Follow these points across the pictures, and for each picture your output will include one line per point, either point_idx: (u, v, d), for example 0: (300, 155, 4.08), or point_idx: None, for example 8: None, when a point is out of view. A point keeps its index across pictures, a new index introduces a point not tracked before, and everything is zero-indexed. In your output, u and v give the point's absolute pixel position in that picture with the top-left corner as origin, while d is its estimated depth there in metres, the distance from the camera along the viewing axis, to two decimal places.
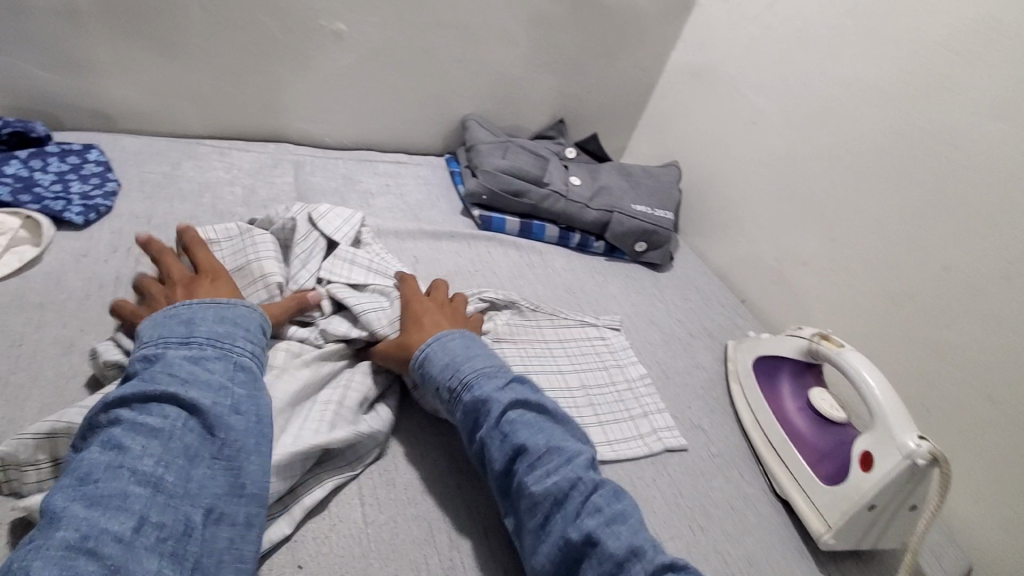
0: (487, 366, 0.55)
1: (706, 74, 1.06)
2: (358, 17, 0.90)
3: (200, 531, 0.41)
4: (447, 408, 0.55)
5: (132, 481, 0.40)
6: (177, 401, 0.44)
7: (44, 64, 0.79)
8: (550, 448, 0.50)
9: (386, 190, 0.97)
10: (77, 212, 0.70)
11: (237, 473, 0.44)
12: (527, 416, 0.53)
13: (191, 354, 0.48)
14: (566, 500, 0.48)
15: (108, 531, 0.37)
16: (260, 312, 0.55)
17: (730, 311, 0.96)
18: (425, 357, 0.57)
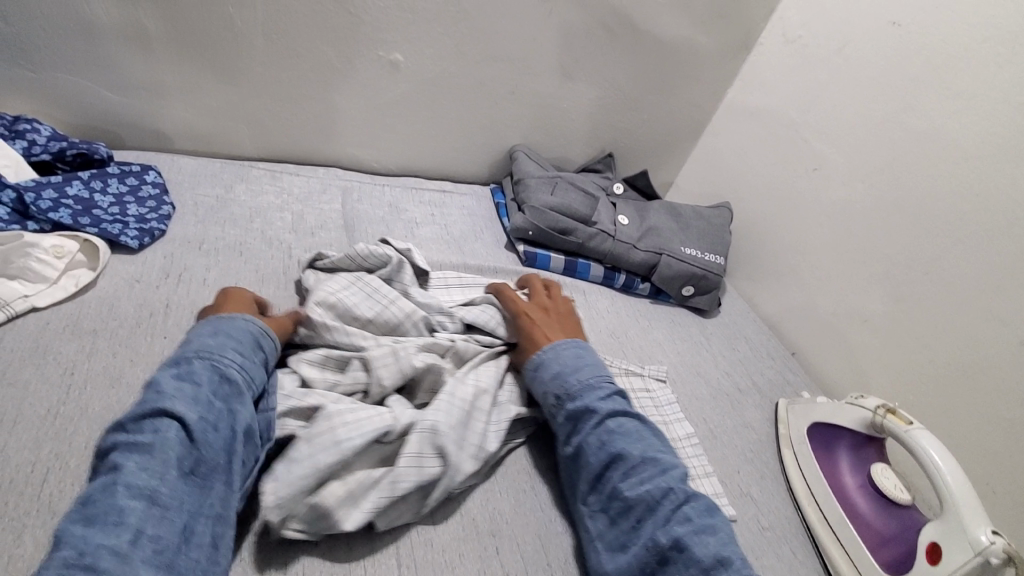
0: (593, 378, 0.62)
1: (765, 115, 1.02)
2: (415, 48, 0.90)
3: (184, 547, 0.41)
4: (549, 411, 0.62)
5: (126, 495, 0.40)
6: (163, 415, 0.45)
7: (111, 86, 0.82)
8: (644, 459, 0.55)
9: (431, 219, 0.96)
10: (133, 236, 0.70)
11: (218, 490, 0.45)
12: (627, 427, 0.58)
13: (179, 369, 0.49)
14: (659, 506, 0.52)
15: (104, 546, 0.37)
16: (254, 323, 0.57)
17: (781, 366, 0.92)
18: (541, 362, 0.64)
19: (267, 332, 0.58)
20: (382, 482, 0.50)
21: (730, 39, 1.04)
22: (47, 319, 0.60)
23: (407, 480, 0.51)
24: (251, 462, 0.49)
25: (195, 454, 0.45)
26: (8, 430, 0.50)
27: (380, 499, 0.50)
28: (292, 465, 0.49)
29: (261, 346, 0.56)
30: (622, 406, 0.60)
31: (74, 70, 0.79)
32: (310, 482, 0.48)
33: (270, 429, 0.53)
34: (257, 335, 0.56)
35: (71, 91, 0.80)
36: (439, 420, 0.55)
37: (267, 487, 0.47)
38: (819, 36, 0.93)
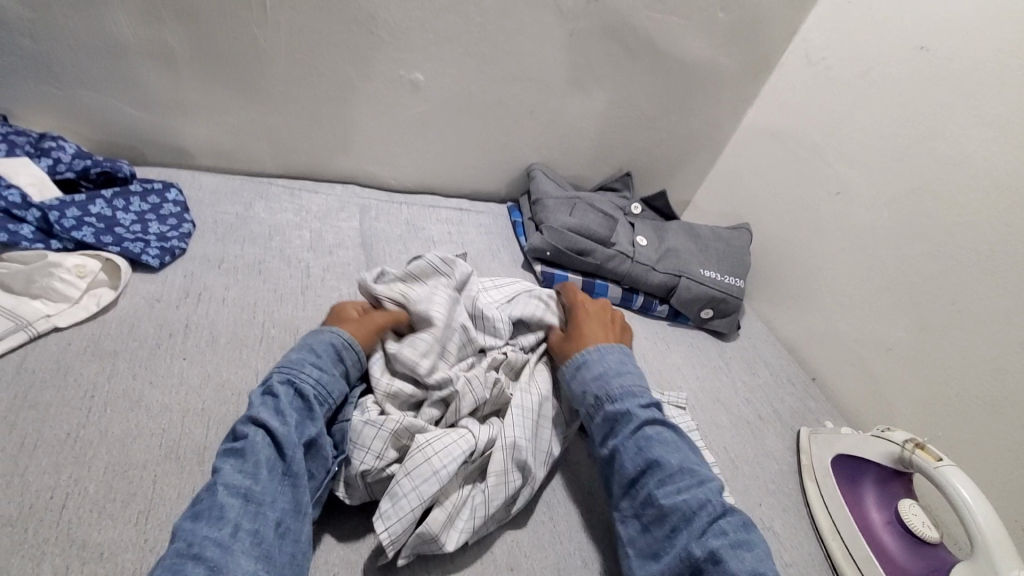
0: (634, 385, 0.63)
1: (786, 137, 1.01)
2: (436, 68, 0.90)
3: (276, 540, 0.44)
4: (587, 412, 0.62)
5: (224, 494, 0.44)
6: (252, 422, 0.49)
7: (136, 104, 0.82)
8: (682, 469, 0.56)
9: (448, 237, 0.96)
10: (154, 254, 0.71)
11: (301, 492, 0.47)
12: (665, 437, 0.59)
13: (266, 384, 0.53)
14: (694, 517, 0.52)
15: (208, 537, 0.41)
16: (335, 333, 0.60)
17: (801, 392, 0.90)
18: (583, 362, 0.65)
19: (350, 343, 0.60)
20: (474, 502, 0.53)
21: (752, 61, 1.03)
22: (68, 339, 0.60)
23: (497, 497, 0.53)
24: (322, 475, 0.51)
25: (281, 457, 0.48)
26: (27, 454, 0.50)
27: (472, 522, 0.52)
28: (397, 500, 0.50)
29: (341, 358, 0.58)
30: (660, 414, 0.61)
31: (101, 88, 0.80)
32: (417, 513, 0.50)
33: (344, 441, 0.55)
34: (335, 346, 0.58)
35: (97, 109, 0.81)
36: (510, 431, 0.58)
37: (379, 526, 0.49)
38: (843, 59, 0.92)
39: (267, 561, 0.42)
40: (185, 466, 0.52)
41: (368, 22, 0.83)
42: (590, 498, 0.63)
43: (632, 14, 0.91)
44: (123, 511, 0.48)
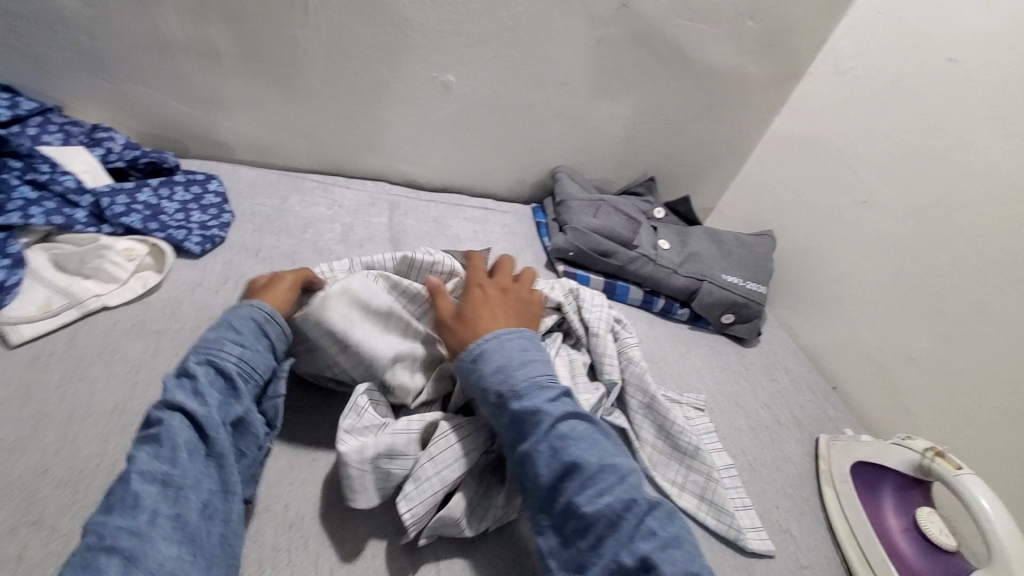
0: (542, 375, 0.54)
1: (813, 145, 1.02)
2: (468, 70, 0.92)
3: (201, 524, 0.43)
4: (491, 411, 0.53)
5: (140, 481, 0.42)
6: (166, 406, 0.47)
7: (182, 99, 0.86)
8: (603, 468, 0.49)
9: (473, 235, 0.98)
10: (196, 242, 0.74)
11: (229, 472, 0.47)
12: (581, 432, 0.52)
13: (181, 365, 0.51)
14: (620, 522, 0.47)
15: (123, 528, 0.40)
16: (259, 307, 0.57)
17: (822, 400, 0.90)
18: (480, 353, 0.55)
19: (274, 317, 0.57)
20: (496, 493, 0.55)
21: (780, 70, 1.04)
22: (117, 318, 0.63)
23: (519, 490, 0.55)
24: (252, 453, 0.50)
25: (202, 438, 0.47)
26: (78, 422, 0.53)
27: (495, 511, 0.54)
28: (421, 484, 0.52)
29: (264, 333, 0.55)
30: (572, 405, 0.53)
31: (149, 83, 0.84)
32: (438, 497, 0.52)
33: (276, 417, 0.54)
34: (258, 320, 0.56)
35: (145, 103, 0.85)
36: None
37: (404, 507, 0.50)
38: (871, 69, 0.92)
39: (190, 545, 0.41)
40: None
41: (404, 25, 0.85)
42: None
43: (662, 21, 0.93)
44: None
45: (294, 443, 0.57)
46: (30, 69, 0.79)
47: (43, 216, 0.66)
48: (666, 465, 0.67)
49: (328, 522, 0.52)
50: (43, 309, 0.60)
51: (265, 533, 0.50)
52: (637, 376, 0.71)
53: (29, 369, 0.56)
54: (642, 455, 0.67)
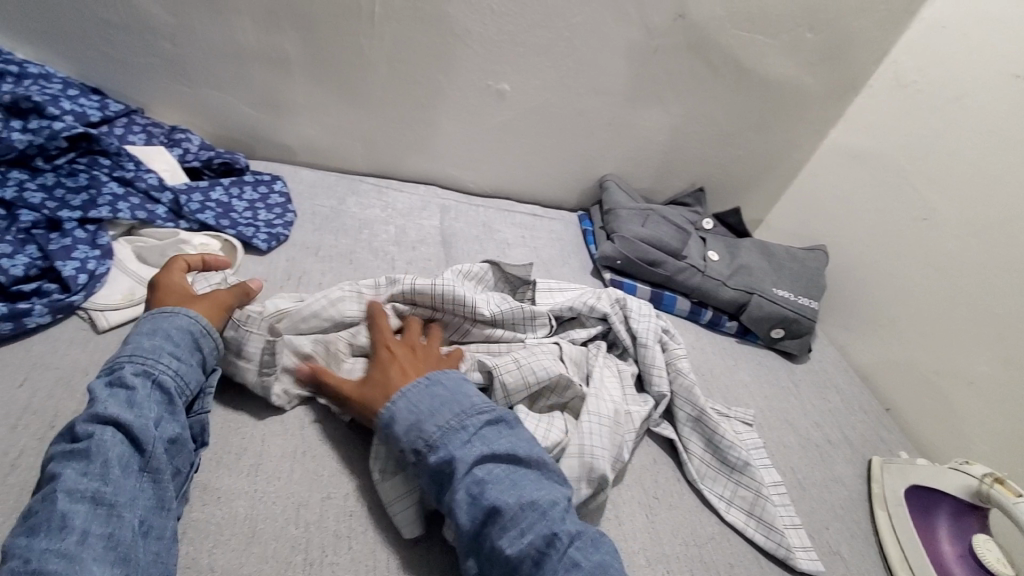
0: (454, 415, 0.51)
1: (870, 159, 1.00)
2: (522, 79, 0.94)
3: (135, 541, 0.43)
4: (410, 466, 0.51)
5: (67, 501, 0.41)
6: (98, 419, 0.46)
7: (252, 103, 0.91)
8: (522, 506, 0.47)
9: (521, 241, 1.00)
10: (264, 239, 0.78)
11: (165, 488, 0.46)
12: (499, 470, 0.49)
13: (113, 376, 0.50)
14: (544, 559, 0.45)
15: (50, 550, 0.39)
16: (190, 317, 0.56)
17: (874, 421, 0.88)
18: (389, 413, 0.52)
19: (209, 330, 0.56)
20: None
21: (837, 83, 1.02)
22: None
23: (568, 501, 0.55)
24: (186, 469, 0.50)
25: (134, 454, 0.46)
26: None
27: None
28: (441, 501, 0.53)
29: (199, 346, 0.55)
30: (488, 444, 0.50)
31: (222, 88, 0.88)
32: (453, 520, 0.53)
33: (203, 432, 0.53)
34: (196, 335, 0.55)
35: (218, 106, 0.90)
36: (597, 445, 0.58)
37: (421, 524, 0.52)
38: (935, 83, 0.90)
39: (124, 566, 0.41)
40: (289, 428, 0.58)
41: (463, 35, 0.88)
42: (655, 502, 0.64)
43: (717, 32, 0.92)
44: (235, 463, 0.54)
45: (354, 433, 0.59)
46: (117, 72, 0.84)
47: (129, 211, 0.70)
48: (714, 479, 0.67)
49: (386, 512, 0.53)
50: (127, 297, 0.64)
51: (327, 518, 0.52)
52: (686, 389, 0.71)
53: (113, 353, 0.59)
54: (689, 467, 0.67)
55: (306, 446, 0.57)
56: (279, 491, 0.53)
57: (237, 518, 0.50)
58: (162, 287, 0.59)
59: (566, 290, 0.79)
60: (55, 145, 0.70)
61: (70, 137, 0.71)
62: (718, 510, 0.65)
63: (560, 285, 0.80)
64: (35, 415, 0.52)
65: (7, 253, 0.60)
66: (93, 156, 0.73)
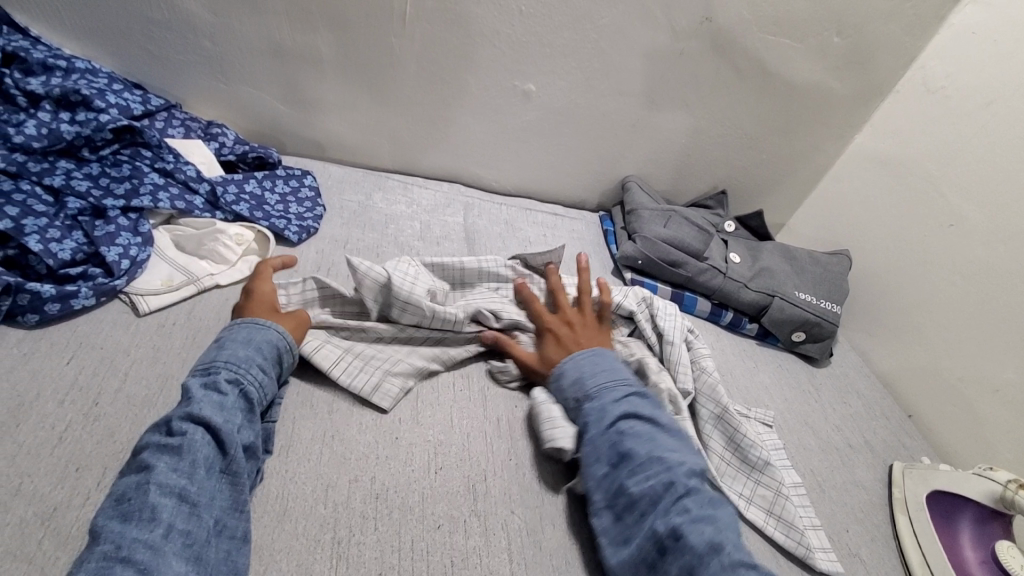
0: (611, 381, 0.62)
1: (896, 164, 0.99)
2: (549, 80, 0.95)
3: (210, 541, 0.44)
4: (570, 416, 0.62)
5: (157, 493, 0.43)
6: (191, 418, 0.48)
7: (284, 101, 0.94)
8: (651, 457, 0.53)
9: (543, 239, 1.01)
10: (295, 231, 0.80)
11: (238, 491, 0.48)
12: (640, 428, 0.57)
13: (208, 378, 0.53)
14: (661, 500, 0.50)
15: (139, 541, 0.40)
16: (277, 330, 0.60)
17: (895, 427, 0.87)
18: (561, 371, 0.65)
19: (291, 348, 0.61)
20: None
21: (863, 88, 1.02)
22: (226, 294, 0.69)
23: None
24: (256, 476, 0.52)
25: (219, 455, 0.48)
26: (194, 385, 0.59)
27: None
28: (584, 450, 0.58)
29: (280, 361, 0.59)
30: (635, 406, 0.59)
31: (257, 85, 0.91)
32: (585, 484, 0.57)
33: (270, 439, 0.56)
34: (280, 348, 0.59)
35: (252, 103, 0.93)
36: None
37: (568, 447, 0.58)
38: (965, 89, 0.89)
39: (197, 564, 0.42)
40: (318, 412, 0.60)
41: (492, 36, 0.89)
42: None
43: (744, 36, 0.93)
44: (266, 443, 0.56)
45: (381, 419, 0.61)
46: (159, 69, 0.88)
47: (169, 201, 0.73)
48: (734, 477, 0.67)
49: (411, 495, 0.55)
50: (167, 283, 0.66)
51: (354, 499, 0.53)
52: (710, 388, 0.72)
53: (154, 335, 0.62)
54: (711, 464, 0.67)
55: (334, 428, 0.59)
56: (307, 472, 0.54)
57: (268, 495, 0.52)
58: (254, 296, 0.65)
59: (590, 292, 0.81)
60: (101, 137, 0.73)
61: (115, 129, 0.73)
62: (738, 507, 0.65)
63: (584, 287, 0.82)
64: (81, 391, 0.54)
65: (56, 237, 0.63)
66: (135, 148, 0.76)
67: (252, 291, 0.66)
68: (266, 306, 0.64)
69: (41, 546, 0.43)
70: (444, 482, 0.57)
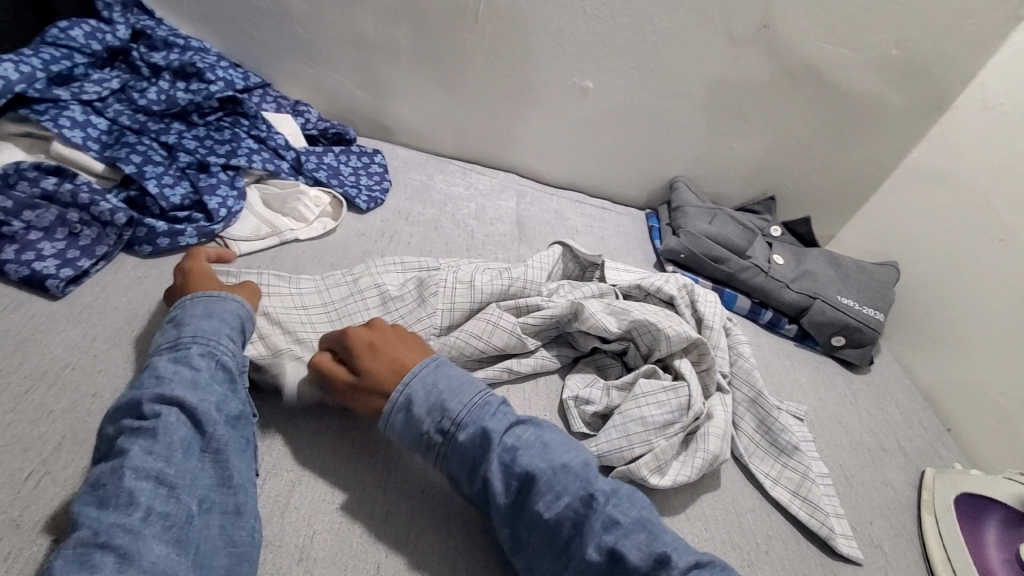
0: (472, 395, 0.53)
1: (951, 179, 0.99)
2: (607, 79, 1.01)
3: (191, 523, 0.43)
4: (434, 450, 0.52)
5: (133, 477, 0.42)
6: (164, 400, 0.47)
7: (363, 86, 1.03)
8: (555, 471, 0.49)
9: (590, 230, 1.06)
10: (364, 200, 0.88)
11: (219, 467, 0.47)
12: (528, 436, 0.52)
13: (177, 355, 0.51)
14: (584, 518, 0.47)
15: (117, 526, 0.40)
16: (237, 300, 0.59)
17: (932, 438, 0.87)
18: (409, 400, 0.53)
19: (253, 316, 0.60)
20: (663, 455, 0.61)
21: (922, 102, 1.02)
22: (304, 248, 0.78)
23: (683, 475, 0.61)
24: (248, 442, 0.51)
25: (195, 433, 0.47)
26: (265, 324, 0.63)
27: (681, 475, 0.61)
28: (626, 417, 0.63)
29: (244, 328, 0.58)
30: (510, 418, 0.53)
31: (340, 71, 1.01)
32: (635, 451, 0.61)
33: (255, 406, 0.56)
34: (241, 316, 0.58)
35: (334, 86, 1.03)
36: (652, 415, 0.63)
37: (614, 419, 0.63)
38: None
39: (178, 546, 0.41)
40: None
41: (555, 34, 0.95)
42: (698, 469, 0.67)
43: (800, 44, 0.96)
44: None
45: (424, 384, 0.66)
46: (259, 53, 0.99)
47: (261, 163, 0.83)
48: (762, 458, 0.70)
49: None
50: (255, 232, 0.76)
51: None
52: (745, 372, 0.75)
53: None
54: (739, 444, 0.70)
55: None
56: None
57: (331, 414, 0.59)
58: (190, 273, 0.62)
59: (636, 274, 0.84)
60: (209, 104, 0.84)
61: (220, 99, 0.85)
62: (763, 486, 0.67)
63: (629, 271, 0.84)
64: None
65: (169, 184, 0.73)
66: (236, 116, 0.87)
67: (185, 269, 0.62)
68: (206, 279, 0.61)
69: None
70: None
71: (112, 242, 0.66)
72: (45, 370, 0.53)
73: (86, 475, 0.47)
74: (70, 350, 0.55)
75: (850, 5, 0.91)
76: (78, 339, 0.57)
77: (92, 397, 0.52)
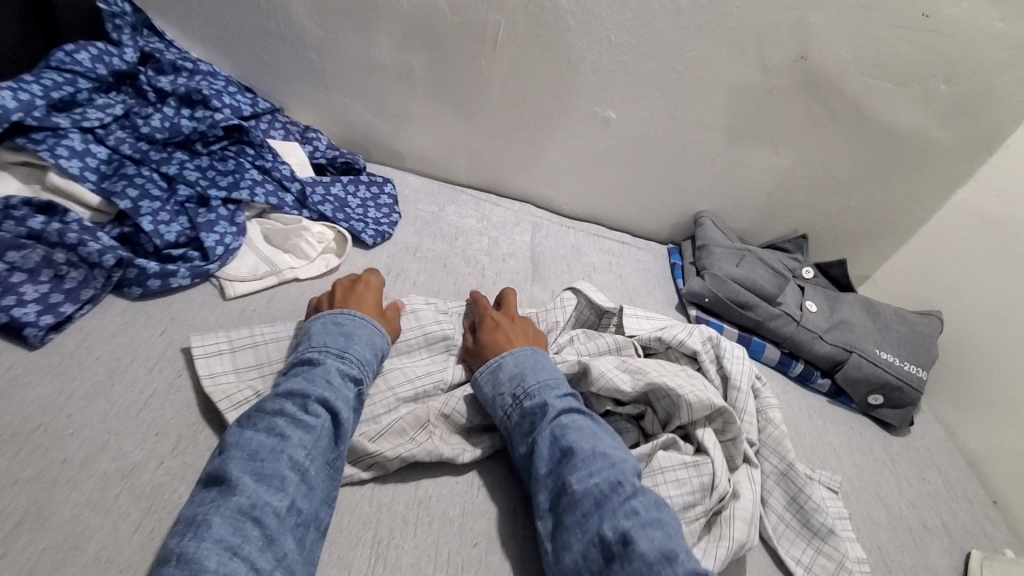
0: (551, 376, 0.60)
1: (1003, 224, 0.91)
2: (630, 108, 0.95)
3: (303, 529, 0.46)
4: (503, 413, 0.58)
5: (288, 464, 0.47)
6: (326, 405, 0.52)
7: (375, 112, 0.99)
8: (595, 453, 0.52)
9: (607, 267, 1.00)
10: (371, 235, 0.84)
11: (335, 483, 0.51)
12: (582, 422, 0.56)
13: (343, 364, 0.56)
14: (605, 500, 0.48)
15: (269, 505, 0.44)
16: (390, 343, 0.64)
17: (979, 513, 0.79)
18: (499, 364, 0.61)
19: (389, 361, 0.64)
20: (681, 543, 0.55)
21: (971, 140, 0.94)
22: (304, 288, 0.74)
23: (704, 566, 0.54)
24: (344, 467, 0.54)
25: (335, 448, 0.51)
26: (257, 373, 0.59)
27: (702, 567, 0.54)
28: None
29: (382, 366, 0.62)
30: (578, 403, 0.58)
31: (353, 96, 0.97)
32: None
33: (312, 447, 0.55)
34: (386, 355, 0.63)
35: (346, 111, 1.00)
36: (671, 495, 0.57)
37: None
38: None
39: (299, 545, 0.45)
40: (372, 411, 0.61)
41: (577, 62, 0.90)
42: None
43: (840, 76, 0.89)
44: None
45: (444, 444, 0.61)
46: (269, 77, 0.96)
47: (264, 196, 0.79)
48: (792, 541, 0.63)
49: (452, 507, 0.56)
50: (254, 272, 0.72)
51: (397, 502, 0.55)
52: (775, 441, 0.68)
53: (234, 317, 0.67)
54: (767, 523, 0.64)
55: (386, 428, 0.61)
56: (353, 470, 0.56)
57: None
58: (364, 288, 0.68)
59: (654, 322, 0.77)
60: (214, 133, 0.80)
61: (226, 127, 0.81)
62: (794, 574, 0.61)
63: (646, 320, 0.77)
64: (169, 362, 0.59)
65: (165, 221, 0.70)
66: (241, 145, 0.83)
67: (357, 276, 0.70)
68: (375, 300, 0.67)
69: (117, 500, 0.47)
70: (484, 501, 0.57)
71: (101, 283, 0.62)
72: (14, 432, 0.49)
73: (44, 557, 0.43)
74: (43, 408, 0.52)
75: (896, 37, 0.85)
76: (53, 395, 0.53)
77: (61, 464, 0.48)
